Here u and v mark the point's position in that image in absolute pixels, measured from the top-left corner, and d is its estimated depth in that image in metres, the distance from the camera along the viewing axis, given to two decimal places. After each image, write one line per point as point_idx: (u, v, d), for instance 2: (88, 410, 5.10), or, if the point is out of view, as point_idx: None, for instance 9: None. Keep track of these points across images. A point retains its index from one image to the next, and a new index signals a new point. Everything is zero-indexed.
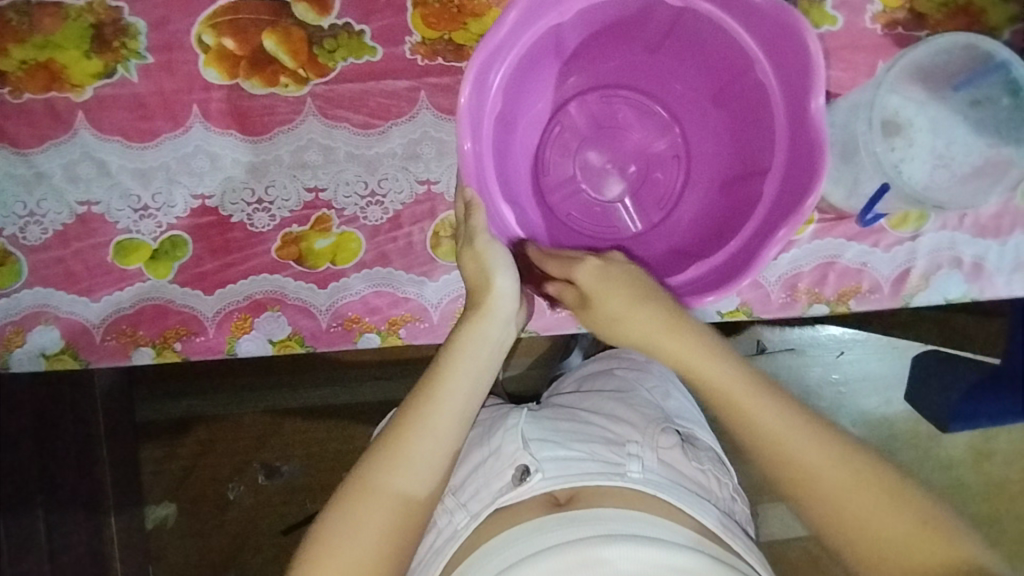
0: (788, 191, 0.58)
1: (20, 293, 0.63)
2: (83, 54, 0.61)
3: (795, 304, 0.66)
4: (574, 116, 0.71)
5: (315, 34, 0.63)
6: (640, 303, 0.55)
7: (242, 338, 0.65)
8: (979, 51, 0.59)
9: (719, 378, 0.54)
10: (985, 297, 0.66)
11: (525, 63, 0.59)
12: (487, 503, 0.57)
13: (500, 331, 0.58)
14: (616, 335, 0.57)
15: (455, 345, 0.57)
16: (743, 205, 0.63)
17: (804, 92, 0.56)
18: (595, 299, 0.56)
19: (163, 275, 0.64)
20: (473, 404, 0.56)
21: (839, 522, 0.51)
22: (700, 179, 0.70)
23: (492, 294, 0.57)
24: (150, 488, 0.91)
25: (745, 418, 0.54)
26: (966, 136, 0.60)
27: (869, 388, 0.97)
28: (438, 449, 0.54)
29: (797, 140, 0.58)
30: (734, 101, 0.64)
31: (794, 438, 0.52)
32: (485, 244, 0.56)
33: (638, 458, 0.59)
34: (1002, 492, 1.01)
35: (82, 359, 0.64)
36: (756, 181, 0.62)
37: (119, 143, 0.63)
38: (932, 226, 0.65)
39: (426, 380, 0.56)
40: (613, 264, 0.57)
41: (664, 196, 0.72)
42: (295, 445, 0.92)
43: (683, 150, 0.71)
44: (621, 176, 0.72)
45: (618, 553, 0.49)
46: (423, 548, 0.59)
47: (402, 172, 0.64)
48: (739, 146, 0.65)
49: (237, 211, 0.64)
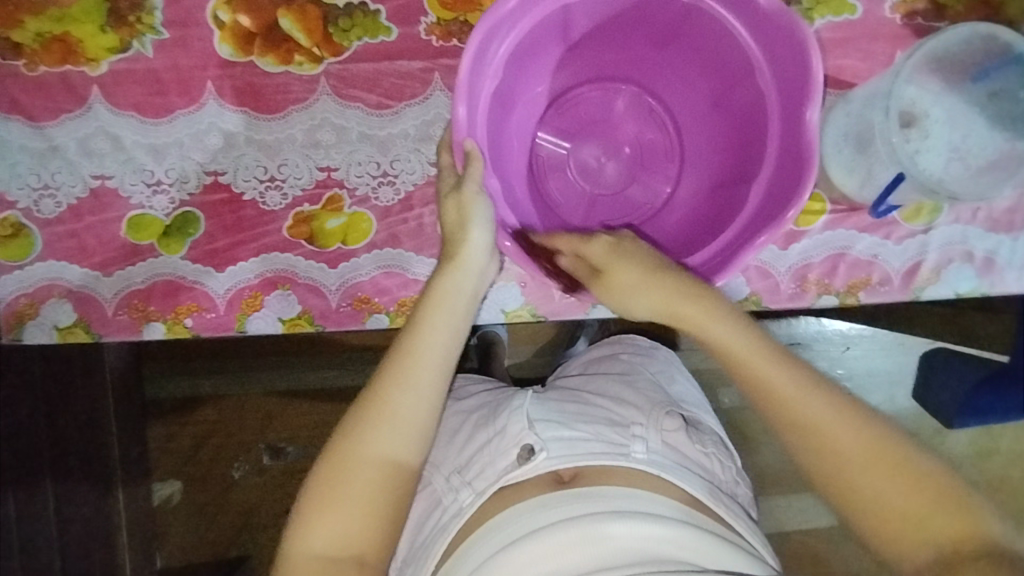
0: (784, 175, 0.59)
1: (32, 266, 0.63)
2: (98, 28, 0.61)
3: (804, 295, 0.65)
4: (563, 114, 0.71)
5: (330, 13, 0.62)
6: (662, 272, 0.57)
7: (251, 316, 0.65)
8: (998, 41, 0.58)
9: (730, 337, 0.56)
10: (995, 292, 0.65)
11: (513, 61, 0.61)
12: (492, 480, 0.57)
13: (475, 282, 0.59)
14: (627, 308, 0.59)
15: (429, 299, 0.58)
16: (740, 192, 0.63)
17: (799, 75, 0.57)
18: (613, 274, 0.58)
19: (175, 252, 0.64)
20: (452, 353, 0.57)
21: (856, 492, 0.52)
22: (697, 164, 0.71)
23: (467, 246, 0.58)
24: (158, 463, 0.93)
25: (782, 405, 0.54)
26: (983, 129, 0.59)
27: (875, 384, 0.97)
28: (425, 396, 0.55)
29: (793, 117, 0.58)
30: (727, 93, 0.65)
31: (812, 407, 0.53)
32: (472, 195, 0.57)
33: (642, 440, 0.59)
34: (1004, 491, 1.01)
35: (94, 333, 0.65)
36: (753, 169, 0.63)
37: (134, 119, 0.63)
38: (944, 220, 0.65)
39: (406, 335, 0.57)
40: (626, 241, 0.59)
41: (661, 181, 0.72)
42: (301, 426, 0.93)
43: (675, 132, 0.72)
44: (617, 166, 0.73)
45: (620, 530, 0.50)
46: (427, 525, 0.59)
47: (414, 153, 0.64)
48: (733, 138, 0.66)
49: (249, 188, 0.64)
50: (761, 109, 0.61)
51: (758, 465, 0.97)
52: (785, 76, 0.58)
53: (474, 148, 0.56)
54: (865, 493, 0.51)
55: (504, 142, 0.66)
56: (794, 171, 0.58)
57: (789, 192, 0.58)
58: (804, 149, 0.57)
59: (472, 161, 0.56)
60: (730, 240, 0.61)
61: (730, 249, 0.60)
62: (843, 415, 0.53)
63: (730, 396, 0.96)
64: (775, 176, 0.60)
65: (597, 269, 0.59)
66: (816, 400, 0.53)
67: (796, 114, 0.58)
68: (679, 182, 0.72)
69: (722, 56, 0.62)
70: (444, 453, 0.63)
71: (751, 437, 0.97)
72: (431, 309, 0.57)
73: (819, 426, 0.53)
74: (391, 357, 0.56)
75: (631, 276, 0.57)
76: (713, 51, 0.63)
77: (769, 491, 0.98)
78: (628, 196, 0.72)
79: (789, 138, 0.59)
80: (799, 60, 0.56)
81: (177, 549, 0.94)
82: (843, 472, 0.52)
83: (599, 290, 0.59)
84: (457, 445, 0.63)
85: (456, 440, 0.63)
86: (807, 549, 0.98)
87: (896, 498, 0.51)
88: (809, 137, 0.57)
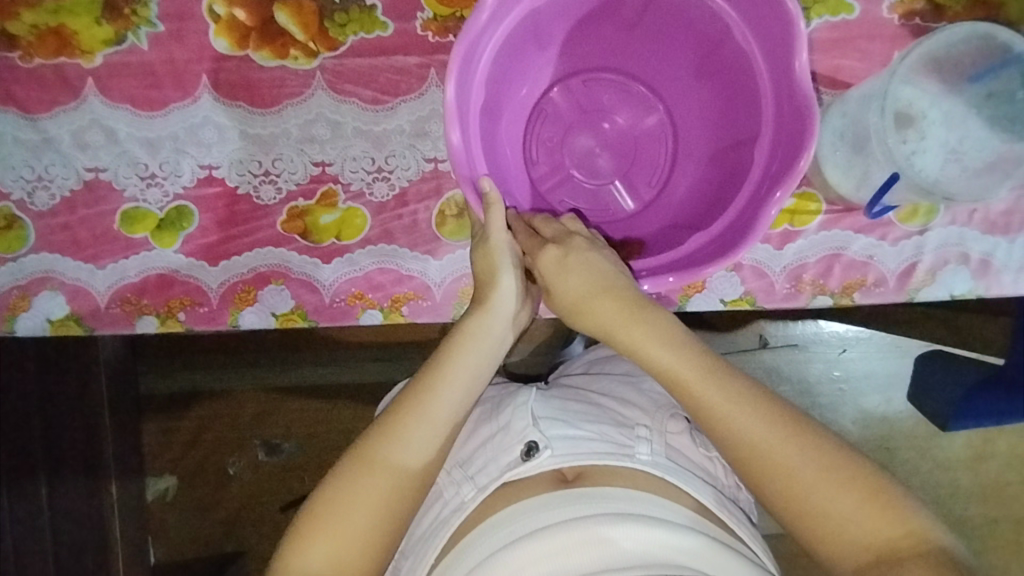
0: (783, 133, 0.58)
1: (25, 258, 0.63)
2: (93, 21, 0.61)
3: (799, 295, 0.65)
4: (552, 107, 0.71)
5: (326, 7, 0.62)
6: (602, 293, 0.56)
7: (245, 310, 0.65)
8: (996, 42, 0.58)
9: (682, 366, 0.54)
10: (991, 295, 0.65)
11: (506, 47, 0.61)
12: (494, 477, 0.57)
13: (503, 328, 0.60)
14: (582, 323, 0.58)
15: (460, 331, 0.58)
16: (749, 154, 0.62)
17: (779, 28, 0.56)
18: (557, 290, 0.58)
19: (168, 245, 0.64)
20: (476, 389, 0.58)
21: (807, 513, 0.51)
22: (692, 139, 0.70)
23: (500, 286, 0.58)
24: (151, 458, 0.93)
25: (721, 421, 0.53)
26: (980, 131, 0.59)
27: (871, 386, 0.97)
28: (440, 429, 0.56)
29: (781, 70, 0.58)
30: (715, 65, 0.64)
31: (757, 429, 0.52)
32: (501, 244, 0.58)
33: (647, 442, 0.60)
34: (1000, 496, 1.00)
35: (86, 326, 0.64)
36: (756, 128, 0.62)
37: (128, 111, 0.63)
38: (940, 221, 0.64)
39: (431, 368, 0.57)
40: (573, 253, 0.57)
41: (656, 162, 0.72)
42: (296, 421, 0.93)
43: (658, 103, 0.71)
44: (612, 152, 0.72)
45: (623, 533, 0.50)
46: (426, 520, 0.60)
47: (409, 149, 0.64)
48: (728, 113, 0.65)
49: (243, 182, 0.64)
50: (748, 68, 0.61)
51: None
52: (768, 36, 0.58)
53: (492, 189, 0.55)
54: (818, 511, 0.50)
55: (499, 144, 0.66)
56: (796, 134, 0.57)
57: (789, 156, 0.57)
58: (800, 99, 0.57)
59: (492, 204, 0.56)
60: (758, 197, 0.59)
61: (754, 206, 0.59)
62: (781, 423, 0.52)
63: None
64: (775, 142, 0.60)
65: (546, 285, 0.58)
66: (747, 420, 0.52)
67: (783, 70, 0.57)
68: (678, 165, 0.71)
69: (693, 19, 0.62)
70: (448, 448, 0.63)
71: None
72: (459, 348, 0.58)
73: (749, 447, 0.52)
74: (414, 385, 0.57)
75: (573, 295, 0.57)
76: (676, 15, 0.63)
77: None
78: (630, 185, 0.72)
79: (782, 95, 0.58)
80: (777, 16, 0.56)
81: (171, 544, 0.94)
82: (794, 494, 0.51)
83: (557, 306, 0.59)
84: (460, 440, 0.63)
85: (460, 437, 0.64)
86: (804, 551, 0.98)
87: (847, 512, 0.50)
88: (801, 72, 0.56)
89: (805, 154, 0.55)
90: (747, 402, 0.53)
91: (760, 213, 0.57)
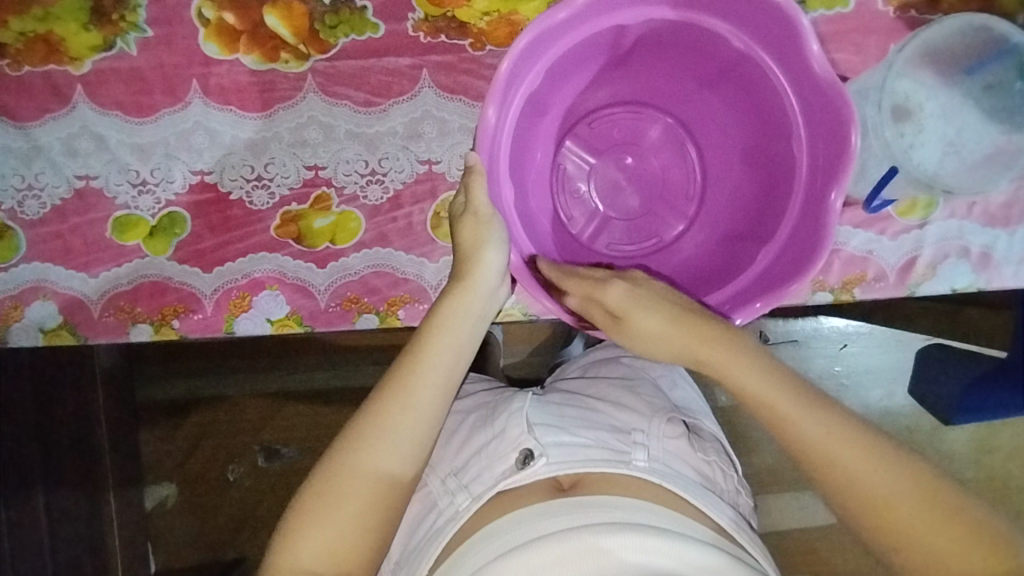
0: (818, 178, 0.58)
1: (17, 268, 0.63)
2: (81, 26, 0.60)
3: (798, 292, 0.65)
4: (582, 136, 0.71)
5: (316, 9, 0.61)
6: (679, 318, 0.54)
7: (239, 317, 0.64)
8: (992, 33, 0.58)
9: (766, 389, 0.52)
10: (992, 288, 0.65)
11: (540, 86, 0.60)
12: (489, 486, 0.57)
13: (484, 305, 0.58)
14: (652, 354, 0.56)
15: (438, 318, 0.57)
16: (780, 195, 0.62)
17: (812, 75, 0.55)
18: (630, 320, 0.55)
19: (161, 252, 0.64)
20: (455, 378, 0.57)
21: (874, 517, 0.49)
22: (721, 172, 0.70)
23: (479, 268, 0.57)
24: (151, 465, 0.92)
25: (797, 432, 0.51)
26: (977, 124, 0.59)
27: (873, 381, 0.96)
28: (420, 425, 0.54)
29: (817, 113, 0.57)
30: (747, 103, 0.63)
31: (829, 440, 0.50)
32: (488, 216, 0.57)
33: (644, 447, 0.59)
34: (1004, 489, 1.00)
35: (80, 335, 0.64)
36: (788, 175, 0.61)
37: (119, 118, 0.62)
38: (939, 215, 0.64)
39: (409, 357, 0.56)
40: (642, 286, 0.56)
41: (685, 194, 0.72)
42: (296, 427, 0.92)
43: (687, 136, 0.71)
44: (641, 184, 0.72)
45: (618, 543, 0.49)
46: (421, 529, 0.59)
47: (403, 151, 0.64)
48: (758, 149, 0.65)
49: (236, 187, 0.63)
50: (777, 103, 0.59)
51: (757, 465, 0.96)
52: (801, 77, 0.57)
53: (476, 162, 0.55)
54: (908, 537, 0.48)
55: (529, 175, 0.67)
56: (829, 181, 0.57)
57: (819, 202, 0.57)
58: (835, 142, 0.56)
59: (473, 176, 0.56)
60: (782, 256, 0.60)
61: (785, 257, 0.60)
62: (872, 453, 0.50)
63: (727, 394, 0.95)
64: (808, 186, 0.59)
65: (616, 317, 0.56)
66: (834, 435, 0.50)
67: (819, 116, 0.57)
68: (704, 201, 0.71)
69: (721, 58, 0.61)
70: (442, 455, 0.63)
71: (749, 436, 0.96)
72: (439, 330, 0.57)
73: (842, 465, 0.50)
74: (393, 375, 0.56)
75: (649, 321, 0.54)
76: (705, 53, 0.61)
77: (769, 490, 0.96)
78: (655, 218, 0.72)
79: (816, 139, 0.58)
80: (811, 64, 0.55)
81: (172, 548, 0.93)
82: (869, 512, 0.49)
83: (619, 335, 0.57)
84: (455, 447, 0.62)
85: (454, 443, 0.63)
86: (808, 549, 0.97)
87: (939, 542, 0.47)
88: (841, 109, 0.54)
89: (832, 209, 0.56)
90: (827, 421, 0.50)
91: (776, 280, 0.59)
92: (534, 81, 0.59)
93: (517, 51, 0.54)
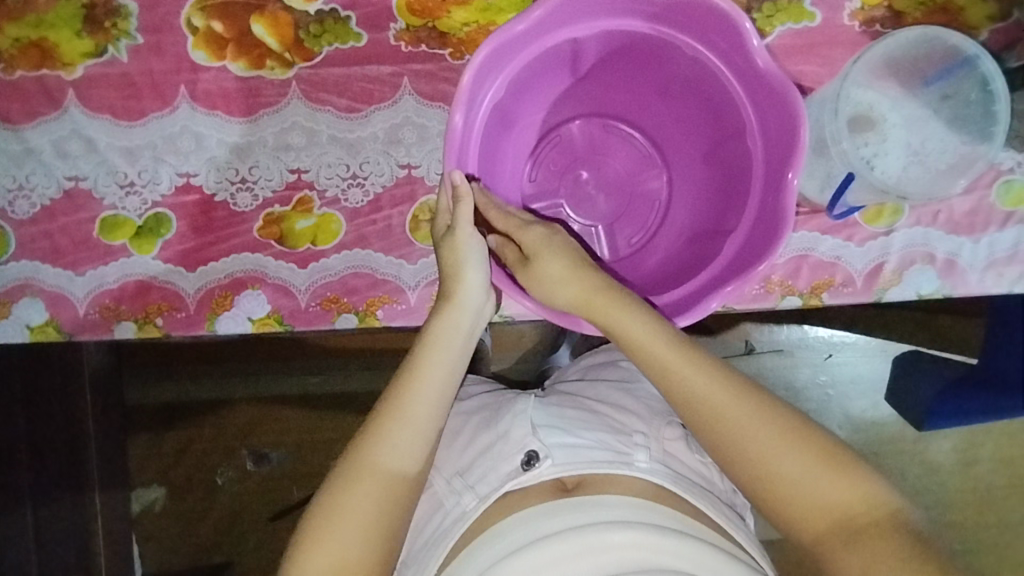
0: (776, 156, 0.60)
1: (6, 266, 0.64)
2: (74, 33, 0.63)
3: (768, 296, 0.66)
4: (545, 151, 0.73)
5: (302, 19, 0.64)
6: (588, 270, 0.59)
7: (222, 315, 0.66)
8: (947, 44, 0.60)
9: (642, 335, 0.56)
10: (957, 294, 0.66)
11: (502, 98, 0.62)
12: (495, 486, 0.58)
13: (472, 319, 0.60)
14: (552, 300, 0.59)
15: (430, 336, 0.59)
16: (743, 175, 0.63)
17: (746, 57, 0.58)
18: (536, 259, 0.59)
19: (147, 252, 0.65)
20: (448, 392, 0.58)
21: (791, 498, 0.53)
22: (676, 154, 0.72)
23: (463, 287, 0.59)
24: (138, 470, 0.93)
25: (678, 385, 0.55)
26: (939, 132, 0.62)
27: (857, 390, 0.97)
28: (416, 436, 0.56)
29: (761, 94, 0.59)
30: (686, 92, 0.66)
31: (712, 396, 0.54)
32: (466, 236, 0.58)
33: (644, 449, 0.60)
34: (985, 498, 1.01)
35: (65, 332, 0.65)
36: (745, 157, 0.63)
37: (108, 121, 0.64)
38: (905, 222, 0.66)
39: (403, 376, 0.58)
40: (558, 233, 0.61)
41: (648, 179, 0.74)
42: (283, 432, 0.94)
43: (633, 127, 0.73)
44: (606, 178, 0.74)
45: (622, 538, 0.50)
46: (428, 527, 0.60)
47: (384, 156, 0.66)
48: (709, 132, 0.67)
49: (221, 189, 0.65)
50: (720, 90, 0.62)
51: None
52: (737, 64, 0.60)
53: (461, 182, 0.57)
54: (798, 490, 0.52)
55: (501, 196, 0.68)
56: (786, 161, 0.58)
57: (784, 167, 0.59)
58: (782, 118, 0.58)
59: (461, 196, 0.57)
60: (767, 196, 0.61)
61: (761, 225, 0.61)
62: (779, 426, 0.53)
63: None
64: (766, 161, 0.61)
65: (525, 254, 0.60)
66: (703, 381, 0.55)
67: (762, 93, 0.59)
68: (669, 176, 0.73)
69: (639, 49, 0.63)
70: (446, 456, 0.64)
71: None
72: (430, 347, 0.59)
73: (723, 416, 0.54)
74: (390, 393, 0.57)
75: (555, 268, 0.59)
76: (622, 48, 0.64)
77: None
78: (632, 202, 0.74)
79: (766, 116, 0.60)
80: (739, 45, 0.57)
81: (158, 552, 0.94)
82: (770, 474, 0.53)
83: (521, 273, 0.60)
84: (460, 448, 0.63)
85: (457, 445, 0.64)
86: None
87: (813, 482, 0.52)
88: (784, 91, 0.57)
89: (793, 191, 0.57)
90: (788, 443, 0.53)
91: (774, 214, 0.59)
92: (500, 92, 0.61)
93: (483, 56, 0.56)
